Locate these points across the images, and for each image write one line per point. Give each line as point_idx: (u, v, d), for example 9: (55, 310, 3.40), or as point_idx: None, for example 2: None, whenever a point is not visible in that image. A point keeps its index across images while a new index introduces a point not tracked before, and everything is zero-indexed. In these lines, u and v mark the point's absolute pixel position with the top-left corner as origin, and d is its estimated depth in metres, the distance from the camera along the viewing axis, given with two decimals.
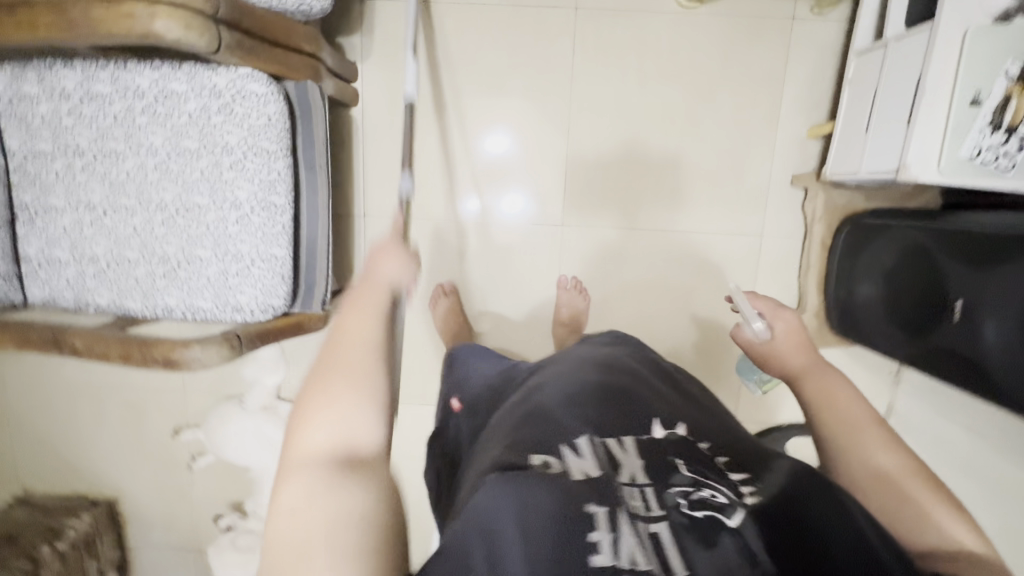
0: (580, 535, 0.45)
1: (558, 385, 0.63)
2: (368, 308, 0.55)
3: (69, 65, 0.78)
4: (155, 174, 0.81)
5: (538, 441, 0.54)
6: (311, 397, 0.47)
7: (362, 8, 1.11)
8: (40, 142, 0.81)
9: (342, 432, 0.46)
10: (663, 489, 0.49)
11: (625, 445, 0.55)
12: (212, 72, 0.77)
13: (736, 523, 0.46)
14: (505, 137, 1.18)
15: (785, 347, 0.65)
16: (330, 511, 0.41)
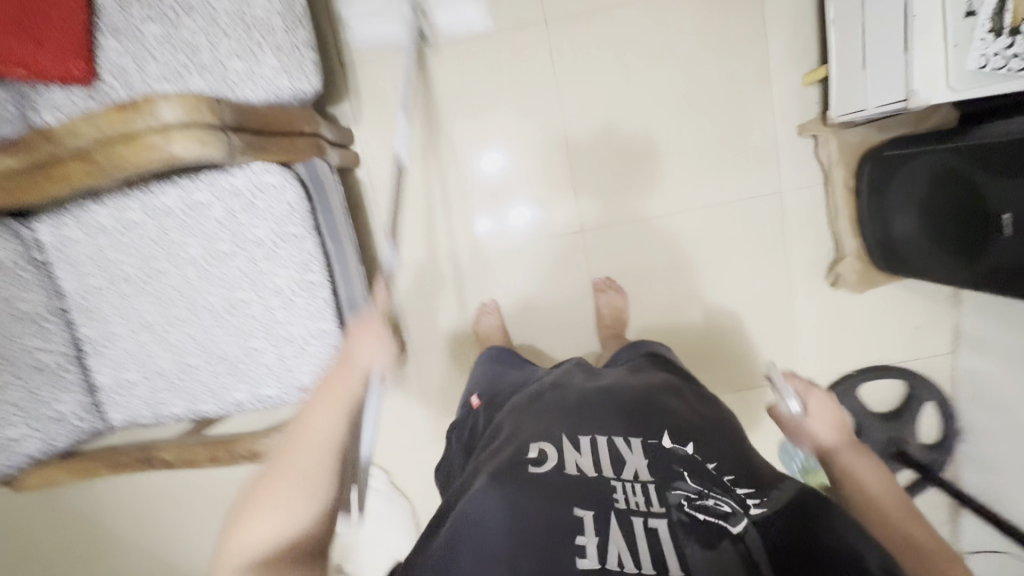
0: (570, 539, 0.55)
1: (567, 395, 0.75)
2: (338, 404, 0.71)
3: (102, 202, 0.83)
4: (198, 281, 0.85)
5: (544, 436, 0.66)
6: (258, 500, 0.64)
7: (345, 76, 1.15)
8: (91, 279, 0.86)
9: (283, 533, 0.61)
10: (666, 490, 0.59)
11: (634, 446, 0.65)
12: (229, 175, 0.80)
13: (738, 529, 0.55)
14: (499, 155, 1.20)
15: (817, 418, 0.82)
16: (272, 542, 0.61)
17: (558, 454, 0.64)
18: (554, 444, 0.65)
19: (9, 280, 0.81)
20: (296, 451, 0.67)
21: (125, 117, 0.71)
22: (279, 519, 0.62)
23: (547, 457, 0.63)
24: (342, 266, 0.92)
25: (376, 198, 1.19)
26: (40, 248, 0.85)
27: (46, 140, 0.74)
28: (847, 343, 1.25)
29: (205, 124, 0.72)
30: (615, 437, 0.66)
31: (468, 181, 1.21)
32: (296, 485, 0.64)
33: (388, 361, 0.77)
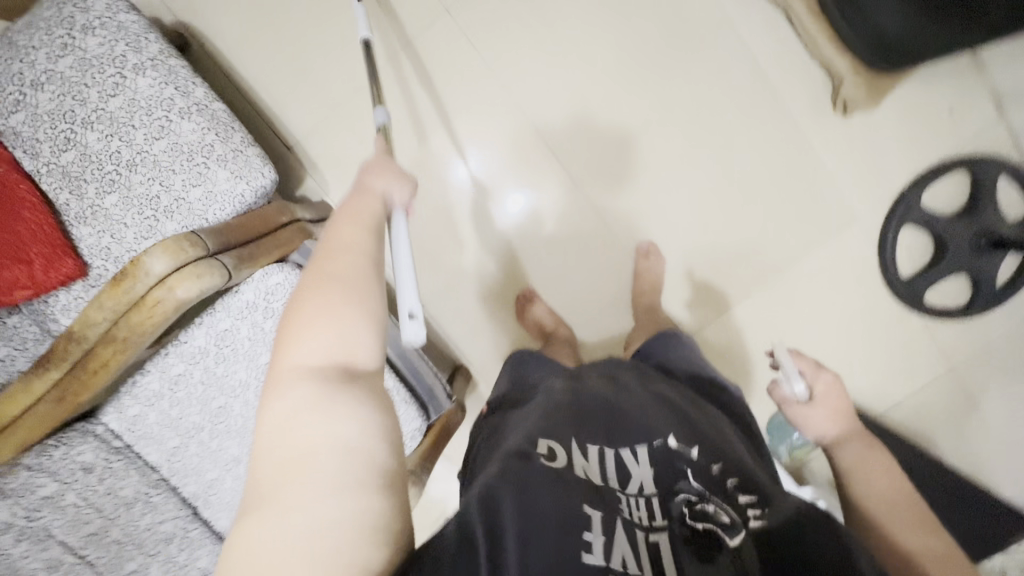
0: (576, 535, 0.54)
1: (575, 399, 0.73)
2: (359, 220, 0.65)
3: (145, 369, 0.87)
4: (260, 398, 0.88)
5: (557, 437, 0.65)
6: (296, 313, 0.60)
7: (297, 155, 1.16)
8: (169, 441, 0.90)
9: (337, 348, 0.58)
10: (666, 499, 0.61)
11: (639, 458, 0.65)
12: (238, 292, 0.84)
13: (736, 541, 0.56)
14: (472, 158, 1.20)
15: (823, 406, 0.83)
16: (332, 407, 0.54)
17: (567, 457, 0.62)
18: (564, 447, 0.64)
19: (103, 475, 0.85)
20: (328, 276, 0.61)
21: (121, 287, 0.72)
22: (333, 333, 0.58)
23: (555, 454, 0.62)
24: None
25: None
26: (116, 435, 0.90)
27: (72, 342, 0.76)
28: (890, 159, 1.17)
29: (195, 260, 0.74)
30: (622, 448, 0.66)
31: (453, 194, 1.21)
32: (339, 311, 0.59)
33: (406, 199, 0.70)
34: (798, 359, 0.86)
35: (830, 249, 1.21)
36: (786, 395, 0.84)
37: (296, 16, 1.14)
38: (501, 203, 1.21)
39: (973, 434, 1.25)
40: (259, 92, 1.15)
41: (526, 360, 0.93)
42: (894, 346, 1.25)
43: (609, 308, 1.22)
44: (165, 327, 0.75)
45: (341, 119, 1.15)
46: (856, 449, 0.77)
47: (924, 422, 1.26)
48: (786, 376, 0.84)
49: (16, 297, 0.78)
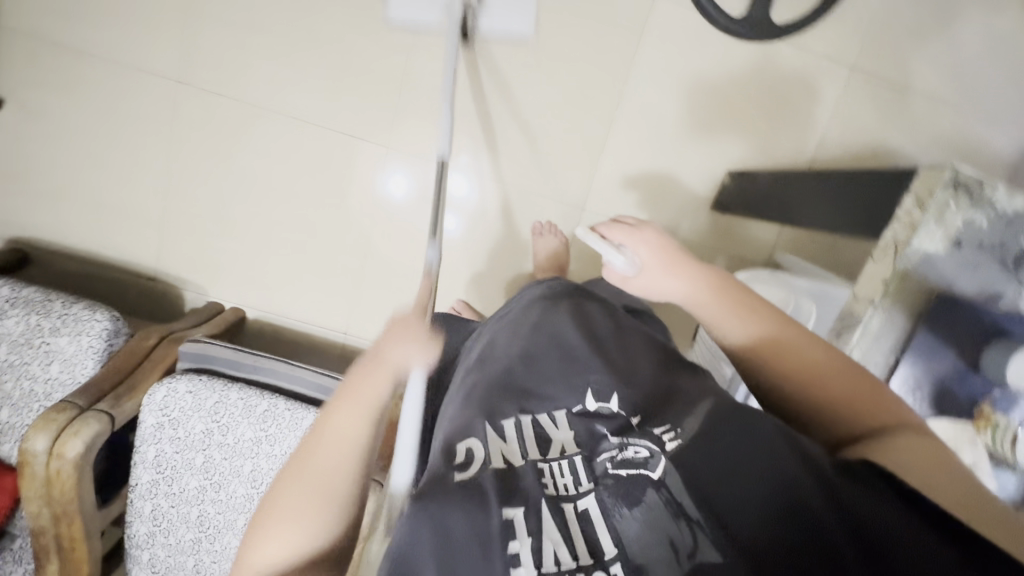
0: (501, 547, 0.48)
1: (488, 368, 0.67)
2: (358, 411, 0.57)
3: (128, 520, 0.97)
4: (221, 491, 0.95)
5: (470, 430, 0.59)
6: (266, 517, 0.53)
7: (160, 277, 1.22)
8: (187, 563, 0.99)
9: (292, 552, 0.51)
10: (591, 458, 0.55)
11: (557, 420, 0.60)
12: (141, 422, 0.92)
13: (659, 473, 0.51)
14: (337, 170, 1.17)
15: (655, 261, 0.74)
16: None
17: (487, 458, 0.56)
18: (482, 438, 0.58)
19: None
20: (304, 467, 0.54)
21: (28, 477, 0.81)
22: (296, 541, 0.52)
23: (473, 457, 0.56)
24: (278, 378, 0.98)
25: (277, 308, 1.25)
26: None
27: (38, 537, 0.86)
28: None
29: (68, 422, 0.82)
30: (539, 411, 0.61)
31: (381, 209, 1.20)
32: (314, 514, 0.52)
33: (430, 363, 0.60)
34: (612, 232, 0.77)
35: (658, 40, 1.10)
36: (613, 271, 0.76)
37: (67, 171, 1.16)
38: (459, 196, 1.15)
39: (918, 118, 1.13)
40: (96, 251, 1.20)
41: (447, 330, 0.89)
42: (782, 83, 1.12)
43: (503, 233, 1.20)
44: (84, 485, 0.83)
45: (171, 228, 1.20)
46: (708, 294, 0.69)
47: (865, 137, 1.14)
48: (604, 254, 0.76)
49: None
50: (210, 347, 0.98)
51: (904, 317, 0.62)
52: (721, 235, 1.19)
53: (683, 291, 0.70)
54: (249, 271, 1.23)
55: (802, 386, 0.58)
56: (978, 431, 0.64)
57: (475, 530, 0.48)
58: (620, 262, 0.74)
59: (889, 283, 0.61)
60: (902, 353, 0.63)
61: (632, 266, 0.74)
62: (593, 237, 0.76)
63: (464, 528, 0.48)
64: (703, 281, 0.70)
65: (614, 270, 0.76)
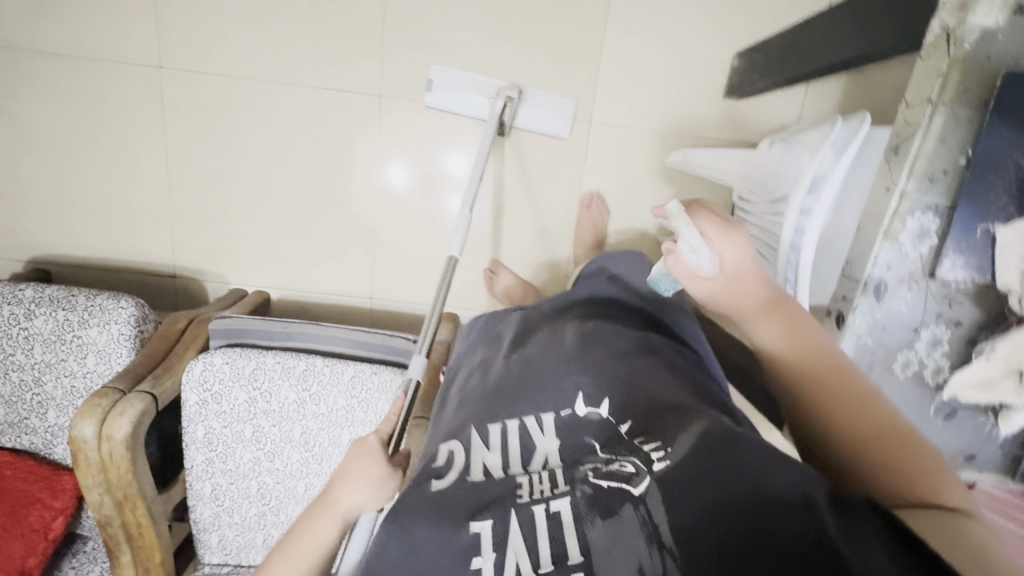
0: (466, 560, 0.48)
1: (489, 380, 0.67)
2: (321, 524, 0.58)
3: (191, 504, 0.96)
4: (275, 459, 0.94)
5: (458, 436, 0.60)
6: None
7: (179, 272, 1.21)
8: (256, 539, 0.98)
9: None
10: (573, 466, 0.53)
11: (546, 423, 0.58)
12: (184, 402, 0.90)
13: (639, 490, 0.47)
14: (332, 131, 1.13)
15: (726, 272, 0.62)
16: None
17: (466, 463, 0.56)
18: (465, 444, 0.58)
19: None
20: None
21: (82, 465, 0.80)
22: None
23: (451, 465, 0.56)
24: (313, 340, 0.96)
25: (298, 285, 1.23)
26: (222, 564, 1.01)
27: (105, 528, 0.85)
28: None
29: (112, 406, 0.81)
30: (528, 416, 0.60)
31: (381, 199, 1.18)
32: None
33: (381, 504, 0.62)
34: (699, 220, 0.64)
35: None
36: (680, 263, 0.66)
37: (70, 179, 1.15)
38: (457, 175, 1.16)
39: None
40: (112, 257, 1.20)
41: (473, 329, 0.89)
42: None
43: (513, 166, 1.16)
44: (140, 466, 0.82)
45: (180, 220, 1.18)
46: (778, 324, 0.59)
47: None
48: (685, 241, 0.65)
49: (57, 526, 0.88)
50: (239, 319, 0.96)
51: (970, 111, 0.56)
52: (739, 124, 1.12)
53: (738, 303, 0.61)
54: (263, 251, 1.21)
55: (842, 426, 0.51)
56: None
57: (442, 542, 0.49)
58: (699, 259, 0.64)
59: (947, 74, 0.55)
60: (974, 150, 0.56)
61: (711, 268, 0.63)
62: (681, 219, 0.65)
63: (437, 538, 0.50)
64: (775, 307, 0.60)
65: (686, 262, 0.65)
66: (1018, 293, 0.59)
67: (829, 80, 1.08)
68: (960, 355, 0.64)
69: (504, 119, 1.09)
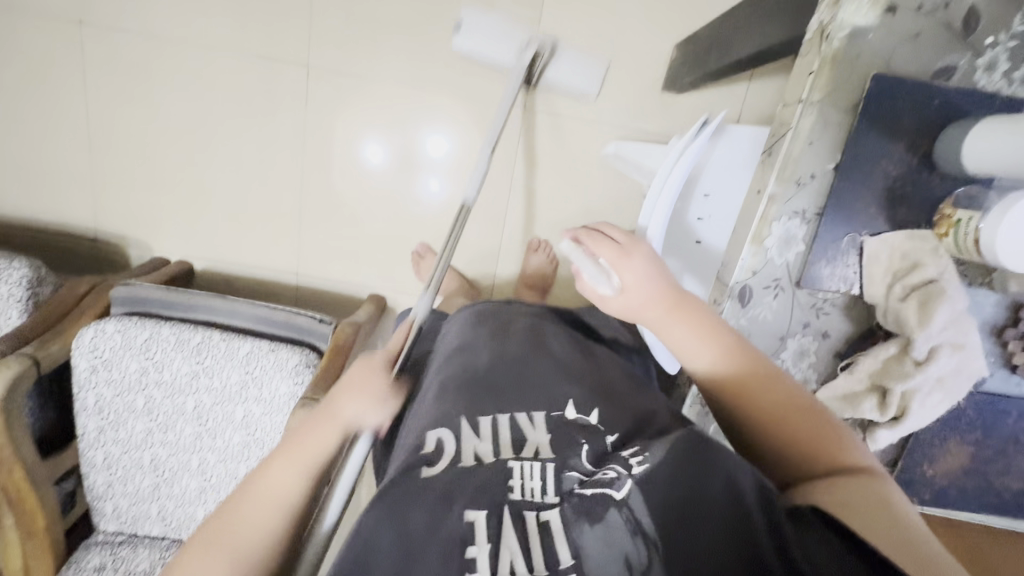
0: (459, 553, 0.44)
1: (467, 370, 0.62)
2: (299, 451, 0.55)
3: (84, 471, 0.95)
4: (170, 431, 0.93)
5: (446, 421, 0.55)
6: (200, 543, 0.50)
7: (102, 237, 1.19)
8: (152, 510, 0.98)
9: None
10: (560, 470, 0.49)
11: (535, 420, 0.55)
12: (74, 368, 0.89)
13: (622, 494, 0.45)
14: (260, 103, 1.10)
15: (636, 300, 0.53)
16: None
17: (457, 452, 0.52)
18: (454, 431, 0.54)
19: (116, 565, 0.95)
20: (223, 526, 0.51)
21: None
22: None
23: (441, 452, 0.51)
24: (215, 312, 0.94)
25: (223, 258, 1.21)
26: (118, 533, 1.00)
27: None
28: None
29: None
30: (517, 411, 0.56)
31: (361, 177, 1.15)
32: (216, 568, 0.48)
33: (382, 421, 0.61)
34: (597, 247, 0.54)
35: None
36: (588, 288, 0.55)
37: None
38: (438, 157, 1.14)
39: None
40: (32, 217, 1.17)
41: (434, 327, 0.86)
42: None
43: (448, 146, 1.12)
44: (16, 430, 0.81)
45: (103, 183, 1.15)
46: (686, 327, 0.52)
47: None
48: (581, 271, 0.54)
49: None
50: (139, 288, 0.94)
51: (842, 113, 0.54)
52: (678, 120, 1.09)
53: (656, 317, 0.53)
54: (189, 222, 1.19)
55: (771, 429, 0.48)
56: (940, 235, 0.54)
57: (432, 534, 0.45)
58: (600, 285, 0.53)
59: (817, 73, 0.54)
60: (843, 155, 0.54)
61: (617, 293, 0.53)
62: (572, 251, 0.54)
63: (425, 528, 0.45)
64: (696, 315, 0.52)
65: (588, 290, 0.55)
66: (882, 307, 0.58)
67: (769, 80, 1.05)
68: (829, 368, 0.63)
69: (532, 67, 1.04)
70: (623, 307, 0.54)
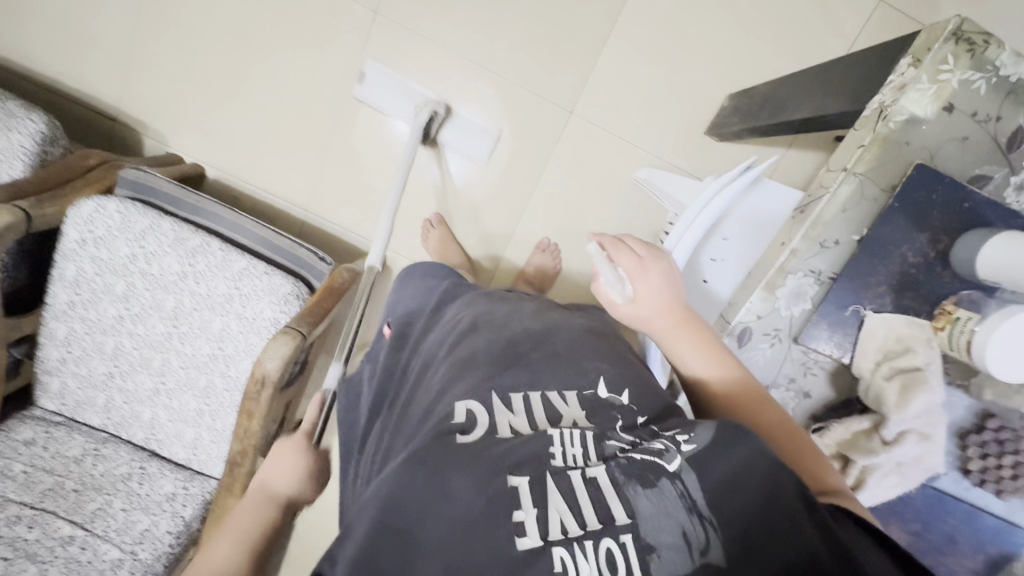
0: (507, 516, 0.40)
1: (490, 335, 0.58)
2: (205, 567, 0.64)
3: (41, 342, 0.93)
4: (141, 324, 0.91)
5: (472, 387, 0.50)
6: None
7: (124, 118, 1.17)
8: (97, 399, 0.95)
9: None
10: (601, 440, 0.45)
11: (569, 398, 0.50)
12: (62, 235, 0.87)
13: (674, 467, 0.41)
14: (321, 36, 1.10)
15: (648, 309, 0.55)
16: None
17: (491, 424, 0.46)
18: (484, 403, 0.48)
19: (46, 443, 0.92)
20: None
21: None
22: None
23: (475, 421, 0.46)
24: (219, 221, 0.93)
25: (239, 173, 1.20)
26: (57, 413, 0.97)
27: None
28: None
29: None
30: (549, 388, 0.51)
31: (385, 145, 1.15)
32: None
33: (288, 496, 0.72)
34: (618, 255, 0.58)
35: None
36: (605, 294, 0.58)
37: None
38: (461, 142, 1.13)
39: None
40: (60, 79, 1.14)
41: (416, 274, 0.81)
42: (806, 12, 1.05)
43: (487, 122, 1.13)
44: None
45: (141, 66, 1.13)
46: (690, 342, 0.54)
47: None
48: (601, 276, 0.58)
49: None
50: (150, 176, 0.92)
51: (880, 190, 0.56)
52: (714, 165, 1.12)
53: (662, 327, 0.55)
54: (216, 129, 1.17)
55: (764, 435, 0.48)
56: (936, 328, 0.57)
57: (475, 493, 0.41)
58: (614, 289, 0.56)
59: (867, 147, 0.56)
60: (869, 231, 0.57)
61: (630, 301, 0.56)
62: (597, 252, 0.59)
63: (474, 483, 0.41)
64: (700, 331, 0.54)
65: (602, 294, 0.58)
66: (865, 382, 0.60)
67: (806, 154, 1.09)
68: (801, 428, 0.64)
69: None
70: (633, 317, 0.56)
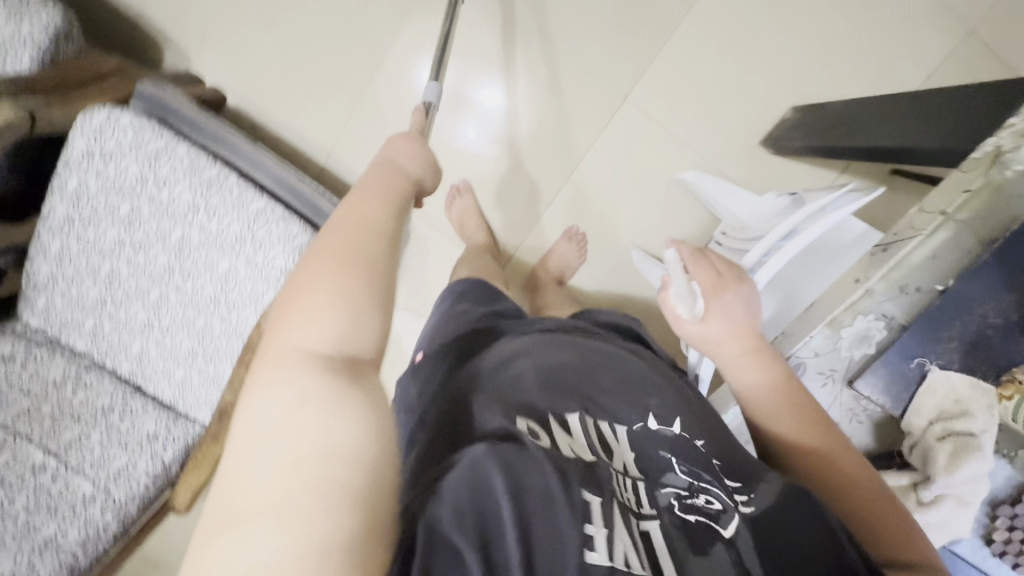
0: (578, 525, 0.37)
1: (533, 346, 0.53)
2: (375, 197, 0.50)
3: (30, 254, 0.86)
4: (142, 252, 0.84)
5: (521, 407, 0.47)
6: (295, 295, 0.41)
7: (147, 28, 1.09)
8: (85, 324, 0.89)
9: (329, 338, 0.39)
10: (653, 487, 0.44)
11: (619, 434, 0.48)
12: (71, 142, 0.80)
13: (730, 532, 0.41)
14: None
15: (714, 326, 0.57)
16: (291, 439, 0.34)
17: (553, 443, 0.43)
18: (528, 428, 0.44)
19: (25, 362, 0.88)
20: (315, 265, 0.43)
21: None
22: (329, 326, 0.40)
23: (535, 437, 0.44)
24: (239, 155, 0.86)
25: (261, 107, 1.11)
26: (40, 331, 0.92)
27: None
28: None
29: None
30: (602, 418, 0.49)
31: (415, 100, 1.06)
32: (331, 308, 0.40)
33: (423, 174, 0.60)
34: (693, 268, 0.59)
35: None
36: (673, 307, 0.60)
37: None
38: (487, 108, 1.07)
39: None
40: None
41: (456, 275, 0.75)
42: (889, 34, 0.98)
43: (534, 98, 1.06)
44: None
45: None
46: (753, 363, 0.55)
47: None
48: (671, 288, 0.59)
49: None
50: (172, 95, 0.86)
51: (974, 241, 0.52)
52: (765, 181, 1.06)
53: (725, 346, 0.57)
54: (242, 55, 1.08)
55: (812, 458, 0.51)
56: (1000, 396, 0.53)
57: (553, 504, 0.38)
58: (683, 305, 0.58)
59: (974, 193, 0.51)
60: (955, 282, 0.52)
61: (698, 318, 0.58)
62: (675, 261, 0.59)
63: (543, 497, 0.38)
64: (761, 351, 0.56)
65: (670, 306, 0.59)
66: (914, 441, 0.58)
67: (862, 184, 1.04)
68: None
69: None
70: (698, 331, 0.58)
